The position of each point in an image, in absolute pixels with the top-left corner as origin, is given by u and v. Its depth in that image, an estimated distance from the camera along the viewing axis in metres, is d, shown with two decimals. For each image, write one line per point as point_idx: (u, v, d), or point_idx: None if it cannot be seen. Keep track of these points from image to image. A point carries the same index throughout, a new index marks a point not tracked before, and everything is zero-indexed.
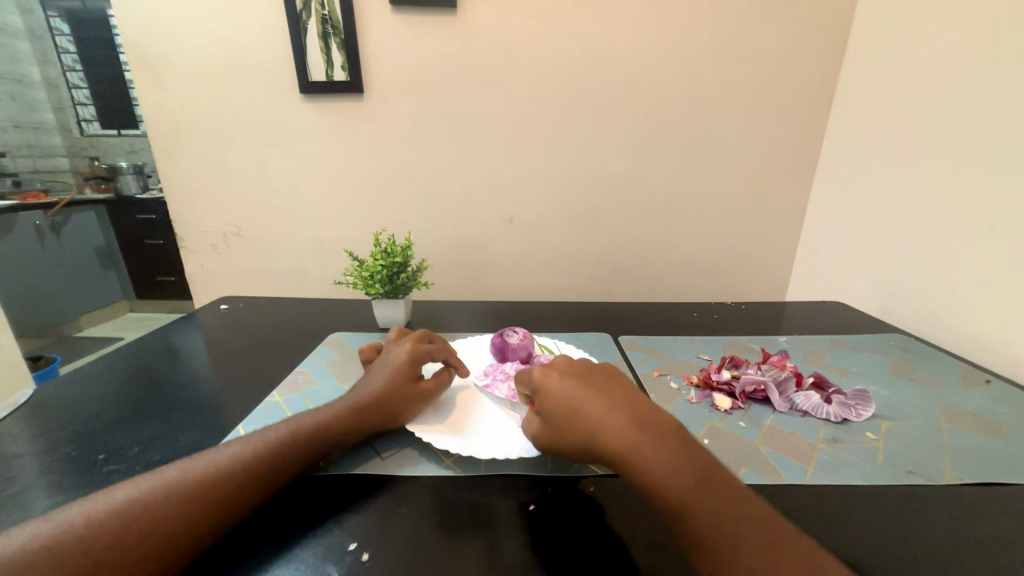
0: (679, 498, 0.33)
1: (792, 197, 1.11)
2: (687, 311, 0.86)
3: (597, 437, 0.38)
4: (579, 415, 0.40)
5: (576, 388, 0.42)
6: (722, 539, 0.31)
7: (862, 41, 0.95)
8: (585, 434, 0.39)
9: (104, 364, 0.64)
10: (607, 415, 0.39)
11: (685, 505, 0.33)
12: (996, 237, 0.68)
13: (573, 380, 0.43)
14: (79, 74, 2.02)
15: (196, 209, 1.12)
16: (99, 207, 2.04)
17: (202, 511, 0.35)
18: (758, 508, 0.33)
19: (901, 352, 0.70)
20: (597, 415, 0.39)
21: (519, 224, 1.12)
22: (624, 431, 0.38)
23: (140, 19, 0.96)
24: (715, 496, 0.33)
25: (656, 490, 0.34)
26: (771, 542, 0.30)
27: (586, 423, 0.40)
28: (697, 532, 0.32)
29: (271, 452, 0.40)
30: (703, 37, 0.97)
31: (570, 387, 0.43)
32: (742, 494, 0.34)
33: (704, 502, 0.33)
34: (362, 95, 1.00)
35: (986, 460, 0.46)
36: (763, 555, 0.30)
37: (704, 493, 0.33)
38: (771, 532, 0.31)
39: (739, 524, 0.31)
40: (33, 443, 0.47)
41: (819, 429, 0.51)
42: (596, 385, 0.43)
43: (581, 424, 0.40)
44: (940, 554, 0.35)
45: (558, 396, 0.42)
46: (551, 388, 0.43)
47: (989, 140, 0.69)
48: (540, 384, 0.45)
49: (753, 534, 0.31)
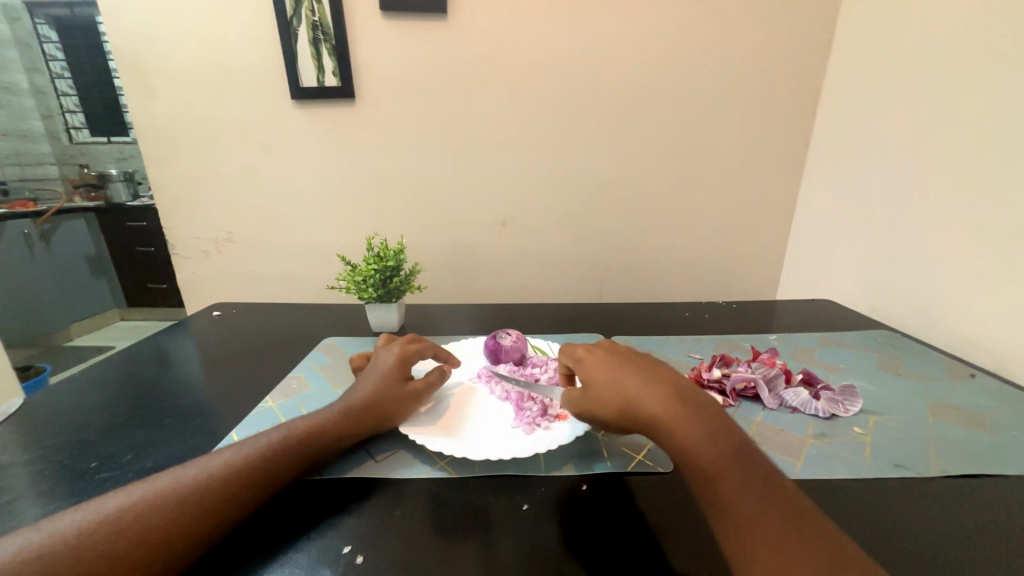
0: (705, 466, 0.35)
1: (781, 197, 1.12)
2: (679, 310, 0.87)
3: (635, 403, 0.40)
4: (617, 384, 0.42)
5: (620, 363, 0.45)
6: (740, 507, 0.32)
7: (846, 43, 0.97)
8: (620, 400, 0.41)
9: (95, 371, 0.64)
10: (643, 386, 0.41)
11: (710, 474, 0.35)
12: (981, 234, 0.69)
13: (619, 357, 0.46)
14: (67, 81, 2.00)
15: (188, 216, 1.12)
16: (88, 214, 2.01)
17: (202, 514, 0.35)
18: (774, 481, 0.34)
19: (888, 348, 0.71)
20: (633, 385, 0.42)
21: (512, 227, 1.13)
22: (659, 400, 0.40)
23: (129, 26, 0.96)
24: (746, 472, 0.34)
25: (683, 456, 0.36)
26: (786, 514, 0.31)
27: (622, 391, 0.42)
28: (719, 499, 0.33)
29: (271, 454, 0.41)
30: (691, 41, 0.99)
31: (611, 361, 0.45)
32: (772, 475, 0.34)
33: (735, 475, 0.34)
34: (353, 100, 1.01)
35: (971, 452, 0.47)
36: (778, 527, 0.31)
37: (729, 463, 0.35)
38: (788, 504, 0.32)
39: (760, 494, 0.33)
40: (24, 453, 0.47)
41: (808, 424, 0.52)
42: (640, 364, 0.45)
43: (617, 391, 0.42)
44: (925, 545, 0.36)
45: (599, 368, 0.45)
46: (594, 362, 0.46)
47: (970, 141, 0.71)
48: (583, 359, 0.47)
49: (768, 506, 0.32)
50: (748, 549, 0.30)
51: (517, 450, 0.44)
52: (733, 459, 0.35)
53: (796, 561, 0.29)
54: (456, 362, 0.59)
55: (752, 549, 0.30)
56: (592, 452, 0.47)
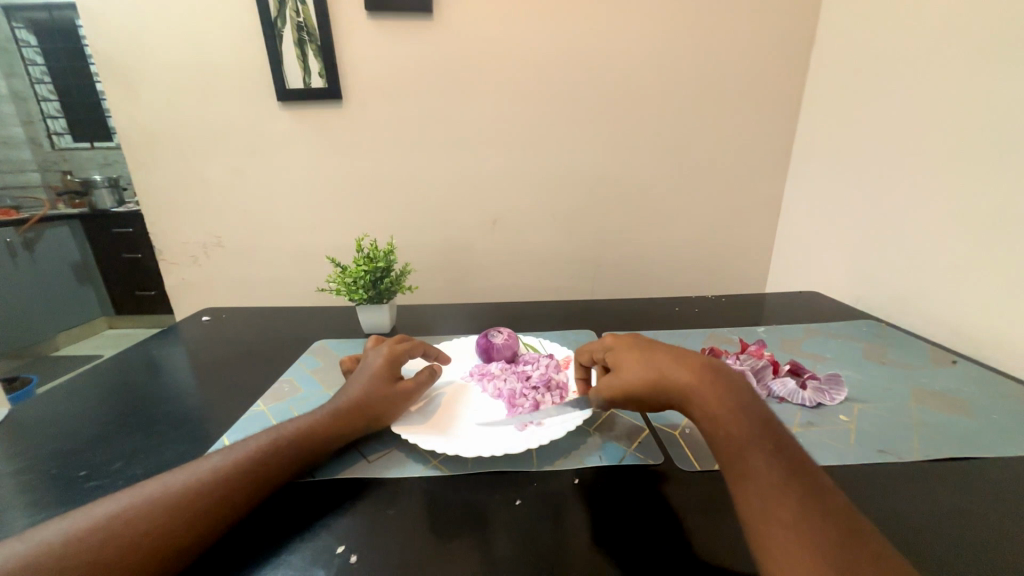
0: (732, 439, 0.37)
1: (767, 191, 1.14)
2: (670, 305, 0.87)
3: (667, 378, 0.42)
4: (649, 361, 0.44)
5: (649, 344, 0.46)
6: (766, 480, 0.34)
7: (827, 39, 0.98)
8: (654, 374, 0.43)
9: (83, 380, 0.63)
10: (677, 361, 0.43)
11: (736, 447, 0.37)
12: (961, 223, 0.71)
13: (648, 340, 0.47)
14: (48, 86, 1.95)
15: (174, 221, 1.10)
16: (73, 221, 1.98)
17: (204, 515, 0.35)
18: (796, 457, 0.36)
19: (872, 337, 0.72)
20: (666, 360, 0.43)
21: (502, 225, 1.13)
22: (691, 374, 0.41)
23: (110, 29, 0.94)
24: (770, 448, 0.36)
25: (712, 427, 0.38)
26: (807, 489, 0.33)
27: (656, 367, 0.43)
28: (744, 469, 0.35)
29: (273, 454, 0.41)
30: (676, 38, 1.00)
31: (643, 343, 0.47)
32: (793, 452, 0.36)
33: (759, 451, 0.36)
34: (341, 101, 1.00)
35: (952, 436, 0.48)
36: (801, 499, 0.33)
37: (756, 437, 0.37)
38: (808, 477, 0.34)
39: (783, 466, 0.35)
40: (11, 464, 0.46)
41: (795, 414, 0.53)
42: (667, 346, 0.46)
43: (650, 366, 0.43)
44: (908, 529, 0.37)
45: (631, 348, 0.46)
46: (624, 344, 0.48)
47: (946, 133, 0.73)
48: (613, 345, 0.49)
49: (791, 479, 0.34)
50: (770, 516, 0.32)
51: (509, 447, 0.44)
52: (760, 434, 0.37)
53: (820, 528, 0.31)
54: (447, 357, 0.60)
55: (772, 516, 0.32)
56: (584, 446, 0.48)
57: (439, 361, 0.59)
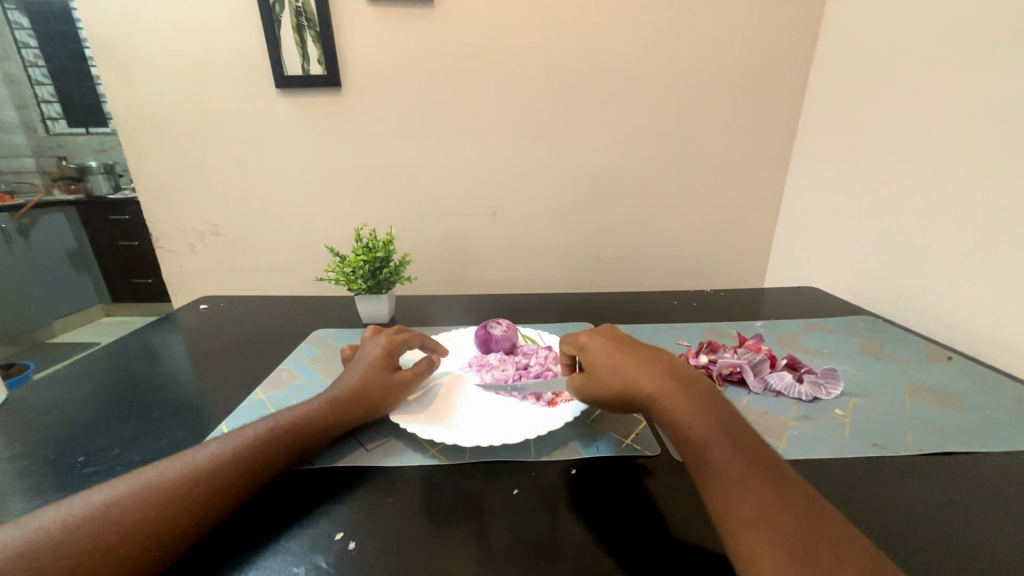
0: (696, 442, 0.37)
1: (768, 186, 1.14)
2: (669, 299, 0.87)
3: (633, 385, 0.42)
4: (618, 366, 0.44)
5: (615, 350, 0.46)
6: (729, 477, 0.34)
7: (830, 32, 0.97)
8: (622, 383, 0.43)
9: (79, 366, 0.63)
10: (641, 367, 0.42)
11: (700, 448, 0.36)
12: (960, 221, 0.70)
13: (614, 344, 0.46)
14: (43, 70, 1.90)
15: (171, 208, 1.09)
16: (68, 208, 1.97)
17: (195, 502, 0.35)
18: (760, 450, 0.36)
19: (868, 332, 0.73)
20: (632, 366, 0.43)
21: (502, 217, 1.13)
22: (657, 379, 0.41)
23: (105, 12, 0.93)
24: (733, 445, 0.36)
25: (676, 433, 0.38)
26: (770, 483, 0.34)
27: (621, 374, 0.43)
28: (709, 469, 0.35)
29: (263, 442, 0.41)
30: (679, 30, 0.98)
31: (611, 347, 0.46)
32: (757, 447, 0.36)
33: (721, 449, 0.36)
34: (340, 89, 0.99)
35: (947, 430, 0.49)
36: (763, 493, 0.33)
37: (719, 436, 0.36)
38: (771, 471, 0.34)
39: (746, 461, 0.35)
40: (7, 449, 0.46)
41: (791, 407, 0.53)
42: (634, 349, 0.46)
43: (619, 373, 0.43)
44: (898, 522, 0.37)
45: (600, 352, 0.46)
46: (594, 347, 0.47)
47: (945, 130, 0.72)
48: (584, 345, 0.48)
49: (755, 472, 0.34)
50: (735, 512, 0.33)
51: (506, 437, 0.44)
52: (724, 433, 0.37)
53: (783, 523, 0.31)
54: (444, 351, 0.60)
55: (737, 512, 0.33)
56: (582, 437, 0.48)
57: (438, 354, 0.59)
